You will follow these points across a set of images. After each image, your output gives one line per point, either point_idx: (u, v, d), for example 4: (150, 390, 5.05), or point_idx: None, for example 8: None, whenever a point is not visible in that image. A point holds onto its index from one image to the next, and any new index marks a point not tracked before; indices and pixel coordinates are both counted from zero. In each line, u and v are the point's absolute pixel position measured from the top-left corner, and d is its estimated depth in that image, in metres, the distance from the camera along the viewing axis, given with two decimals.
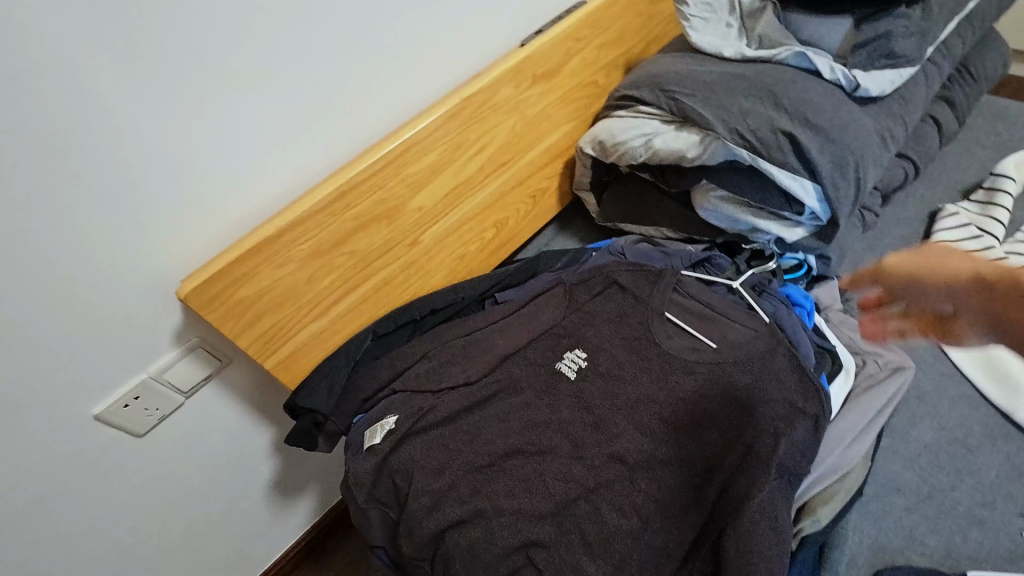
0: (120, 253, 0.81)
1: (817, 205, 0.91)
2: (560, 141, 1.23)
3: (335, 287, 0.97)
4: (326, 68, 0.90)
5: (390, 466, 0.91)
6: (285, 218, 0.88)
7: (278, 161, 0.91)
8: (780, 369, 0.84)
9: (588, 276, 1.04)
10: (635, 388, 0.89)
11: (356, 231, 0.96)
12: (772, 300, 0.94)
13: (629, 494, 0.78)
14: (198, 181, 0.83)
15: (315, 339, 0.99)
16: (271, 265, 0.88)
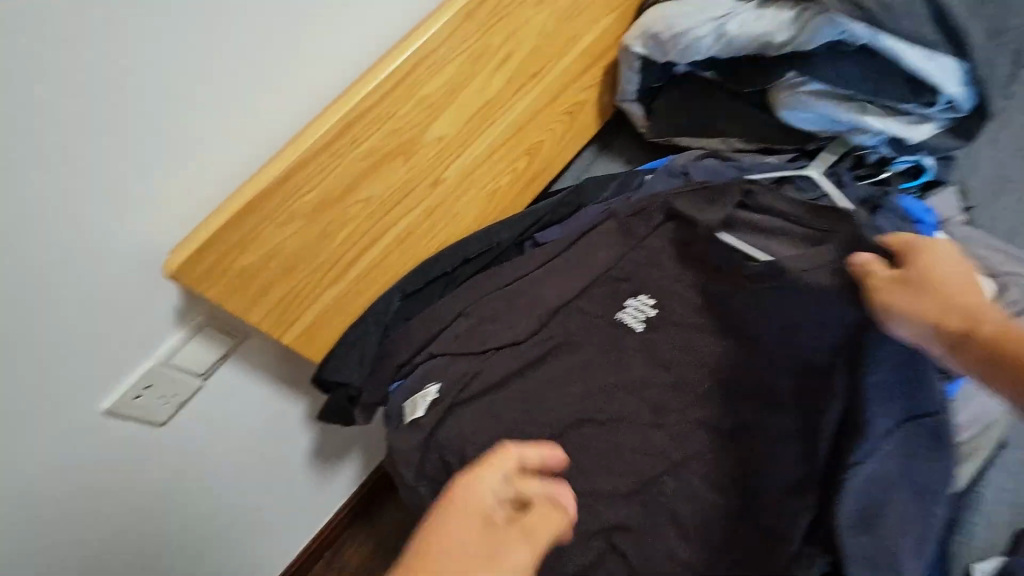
0: (96, 217, 0.66)
1: (958, 91, 0.71)
2: (601, 39, 1.00)
3: (351, 243, 0.82)
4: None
5: (437, 441, 0.80)
6: (282, 162, 0.71)
7: (273, 87, 0.73)
8: None
9: (642, 205, 0.85)
10: (722, 338, 0.75)
11: (368, 174, 0.79)
12: (890, 218, 0.75)
13: (724, 467, 0.68)
14: (176, 114, 0.67)
15: (336, 305, 0.86)
16: (271, 225, 0.73)
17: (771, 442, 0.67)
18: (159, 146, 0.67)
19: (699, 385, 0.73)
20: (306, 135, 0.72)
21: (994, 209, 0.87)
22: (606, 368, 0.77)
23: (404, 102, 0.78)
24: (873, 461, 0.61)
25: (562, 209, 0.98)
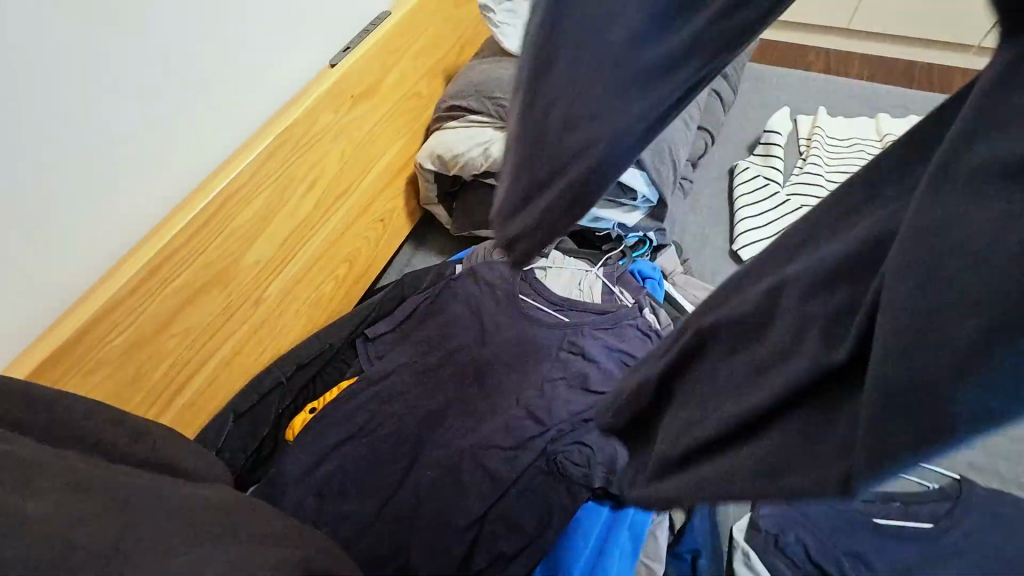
0: (50, 165, 0.67)
1: (647, 191, 0.98)
2: (398, 158, 1.17)
3: (183, 367, 0.84)
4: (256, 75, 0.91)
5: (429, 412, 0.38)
6: (159, 244, 0.76)
7: (195, 133, 0.83)
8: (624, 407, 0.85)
9: (442, 295, 1.12)
10: (533, 390, 0.92)
11: (183, 307, 0.81)
12: (627, 284, 1.01)
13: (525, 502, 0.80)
14: (115, 131, 0.73)
15: (202, 394, 0.89)
16: (106, 340, 0.73)
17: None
18: (92, 144, 0.71)
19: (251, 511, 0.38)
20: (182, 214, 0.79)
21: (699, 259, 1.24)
22: (446, 434, 0.92)
23: (212, 237, 0.83)
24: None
25: (386, 304, 1.14)
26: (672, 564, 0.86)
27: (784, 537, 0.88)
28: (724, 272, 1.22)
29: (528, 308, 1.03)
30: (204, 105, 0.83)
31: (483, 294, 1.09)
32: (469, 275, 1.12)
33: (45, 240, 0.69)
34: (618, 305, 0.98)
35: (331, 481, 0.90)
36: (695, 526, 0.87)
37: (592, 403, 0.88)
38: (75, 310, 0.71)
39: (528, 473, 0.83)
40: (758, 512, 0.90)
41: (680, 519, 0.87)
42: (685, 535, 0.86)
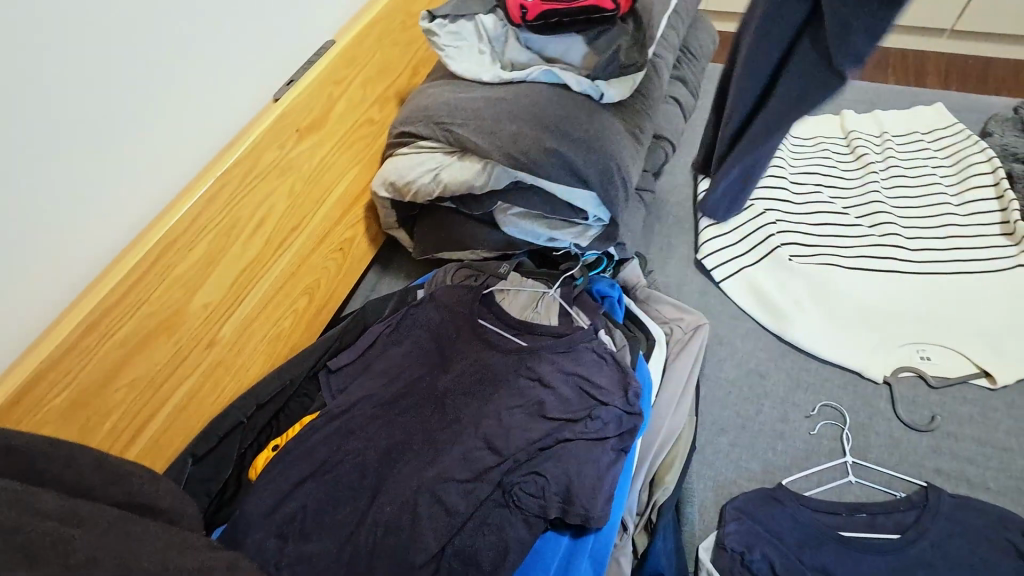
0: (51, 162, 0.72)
1: (597, 210, 0.96)
2: (352, 187, 1.15)
3: (150, 398, 0.85)
4: (209, 103, 0.91)
5: None
6: (143, 251, 0.80)
7: (181, 139, 0.87)
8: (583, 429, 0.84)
9: (403, 321, 1.11)
10: (491, 419, 0.91)
11: (145, 341, 0.82)
12: (585, 304, 1.00)
13: (484, 537, 0.79)
14: (107, 134, 0.77)
15: (168, 428, 0.89)
16: (84, 360, 0.75)
17: (596, 479, 0.81)
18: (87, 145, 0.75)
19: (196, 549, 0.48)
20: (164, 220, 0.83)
21: (664, 270, 1.23)
22: (406, 468, 0.91)
23: (154, 287, 0.82)
24: (591, 498, 0.79)
25: (348, 334, 1.13)
26: None
27: (751, 554, 0.86)
28: (689, 282, 1.21)
29: (486, 332, 1.02)
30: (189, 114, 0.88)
31: (444, 320, 1.08)
32: (429, 300, 1.11)
33: (47, 236, 0.72)
34: (574, 326, 0.96)
35: (293, 521, 0.89)
36: (659, 548, 0.86)
37: (549, 430, 0.86)
38: (66, 317, 0.74)
39: (484, 506, 0.82)
40: (725, 530, 0.89)
41: (643, 542, 0.87)
42: (650, 559, 0.85)
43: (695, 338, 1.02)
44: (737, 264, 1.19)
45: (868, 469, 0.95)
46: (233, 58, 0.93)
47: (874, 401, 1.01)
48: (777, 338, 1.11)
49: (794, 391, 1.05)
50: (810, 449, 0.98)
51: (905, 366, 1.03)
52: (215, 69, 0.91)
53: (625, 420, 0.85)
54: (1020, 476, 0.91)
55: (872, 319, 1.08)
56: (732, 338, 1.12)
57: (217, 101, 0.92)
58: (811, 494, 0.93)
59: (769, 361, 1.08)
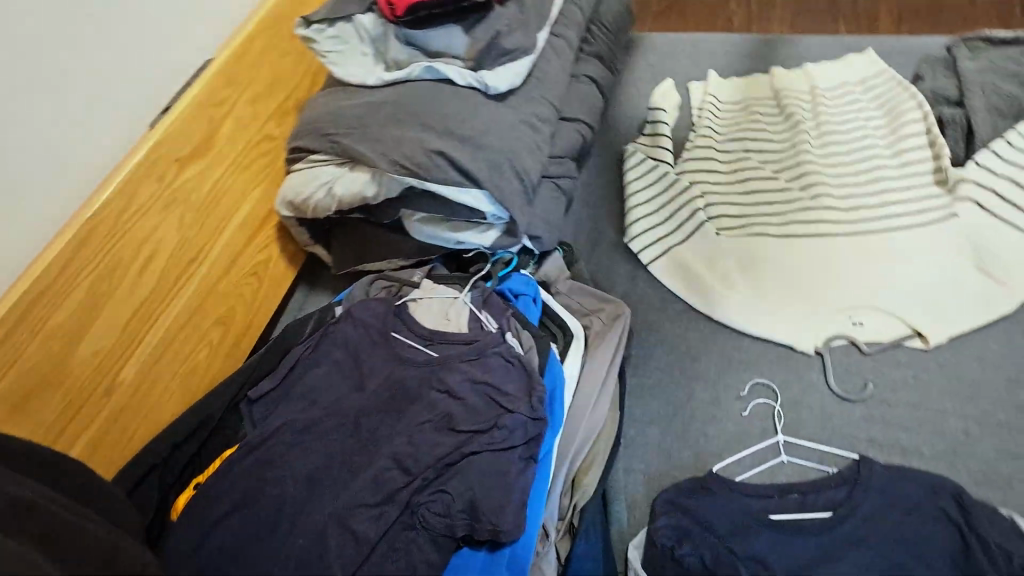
0: None
1: (492, 209, 0.92)
2: (255, 210, 1.11)
3: (69, 413, 0.85)
4: (99, 120, 0.90)
5: None
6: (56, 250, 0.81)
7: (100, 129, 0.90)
8: (489, 443, 0.81)
9: (320, 342, 1.08)
10: (402, 437, 0.88)
11: (64, 347, 0.83)
12: (495, 307, 0.97)
13: (393, 561, 0.78)
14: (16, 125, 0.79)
15: (96, 443, 0.89)
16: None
17: (503, 492, 0.77)
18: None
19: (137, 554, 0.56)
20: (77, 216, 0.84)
21: (591, 257, 1.18)
22: (322, 494, 0.88)
23: (26, 341, 0.79)
24: (499, 511, 0.76)
25: (269, 359, 1.09)
26: None
27: (680, 548, 0.83)
28: (617, 267, 1.16)
29: (399, 347, 0.99)
30: (104, 103, 0.90)
31: (359, 337, 1.04)
32: (345, 317, 1.08)
33: None
34: (482, 331, 0.93)
35: (211, 560, 0.87)
36: (582, 552, 0.83)
37: (456, 444, 0.83)
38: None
39: (392, 530, 0.80)
40: (654, 526, 0.86)
41: (565, 548, 0.84)
42: (572, 564, 0.83)
43: (615, 329, 0.98)
44: (663, 244, 1.14)
45: (801, 446, 0.91)
46: (120, 66, 0.92)
47: (806, 374, 0.97)
48: (707, 318, 1.06)
49: (725, 371, 1.00)
50: (741, 430, 0.94)
51: (836, 335, 0.98)
52: (97, 86, 0.89)
53: (531, 426, 0.82)
54: (953, 439, 0.88)
55: (801, 288, 1.04)
56: (662, 323, 1.07)
57: (109, 109, 0.91)
58: (743, 479, 0.90)
59: (700, 342, 1.04)
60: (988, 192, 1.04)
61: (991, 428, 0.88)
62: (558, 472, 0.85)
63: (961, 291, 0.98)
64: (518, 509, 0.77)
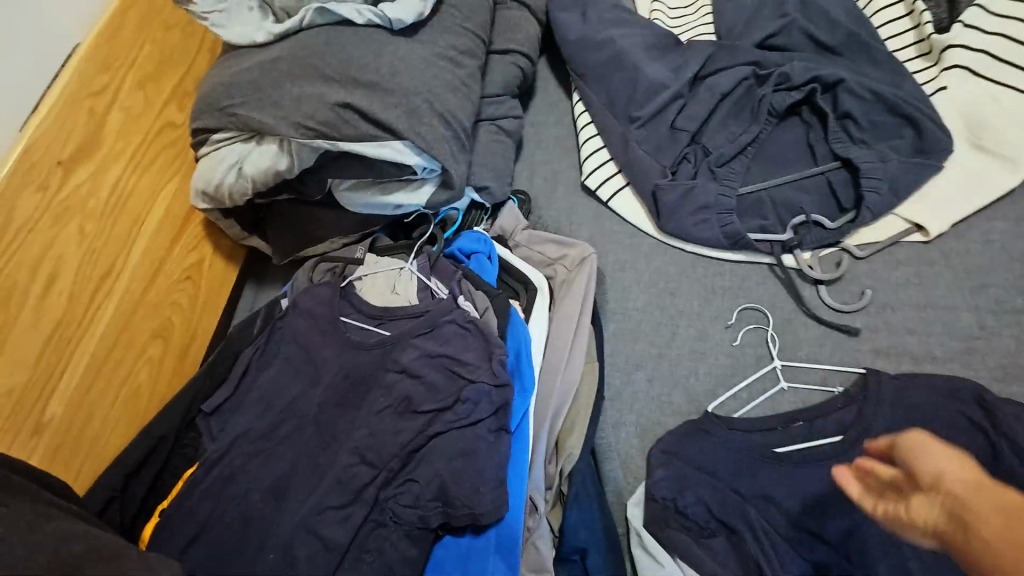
0: None
1: (420, 160, 0.81)
2: (172, 207, 1.00)
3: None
4: None
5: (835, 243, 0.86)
6: None
7: None
8: (456, 416, 0.73)
9: (268, 342, 0.99)
10: (362, 428, 0.79)
11: None
12: (445, 273, 0.87)
13: (368, 561, 0.70)
14: None
15: None
16: None
17: (474, 472, 0.70)
18: None
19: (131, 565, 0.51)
20: None
21: (551, 201, 1.07)
22: (290, 504, 0.81)
23: None
24: (473, 494, 0.69)
25: (219, 368, 0.99)
26: (563, 569, 0.76)
27: (680, 500, 0.76)
28: (580, 208, 1.05)
29: (349, 332, 0.89)
30: None
31: (308, 328, 0.95)
32: (291, 310, 0.98)
33: None
34: (433, 301, 0.84)
35: None
36: (574, 522, 0.75)
37: (420, 428, 0.75)
38: None
39: (362, 532, 0.72)
40: (652, 481, 0.78)
41: (557, 519, 0.77)
42: (567, 535, 0.76)
43: (581, 273, 0.88)
44: (624, 176, 1.03)
45: (802, 370, 0.83)
46: None
47: (798, 289, 0.87)
48: (681, 249, 0.96)
49: (711, 302, 0.90)
50: (735, 362, 0.85)
51: (826, 244, 0.88)
52: None
53: (497, 395, 0.73)
54: (967, 335, 0.79)
55: (783, 196, 0.92)
56: (636, 261, 0.97)
57: None
58: (741, 415, 0.81)
59: (678, 275, 0.94)
60: (978, 55, 0.92)
61: (1008, 317, 0.79)
62: (538, 437, 0.77)
63: (955, 170, 0.87)
64: (493, 486, 0.69)
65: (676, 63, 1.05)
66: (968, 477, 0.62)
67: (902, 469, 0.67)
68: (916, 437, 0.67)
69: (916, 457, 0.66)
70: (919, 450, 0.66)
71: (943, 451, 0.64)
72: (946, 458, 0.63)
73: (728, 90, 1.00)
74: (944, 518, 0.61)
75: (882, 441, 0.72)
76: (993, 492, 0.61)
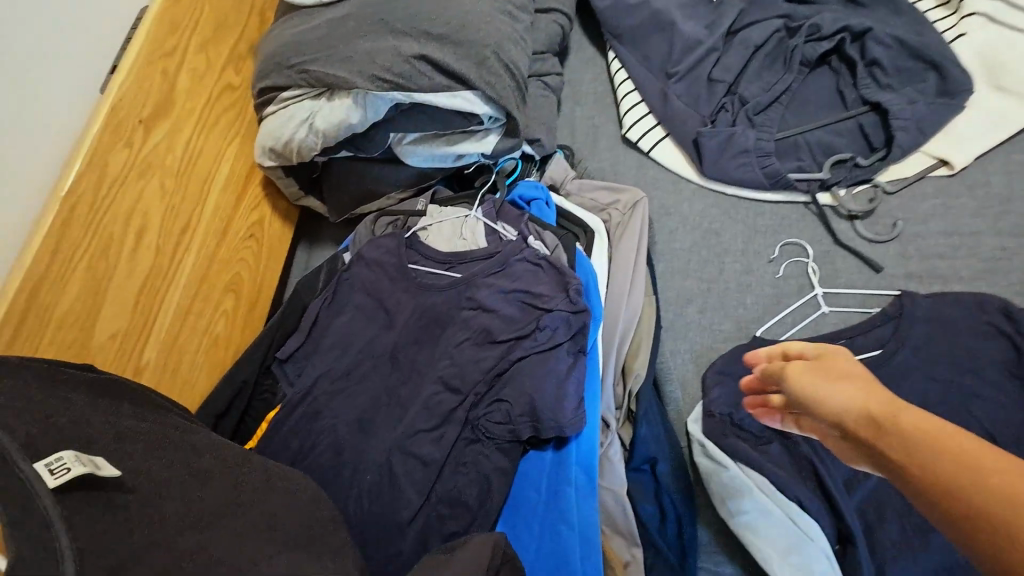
0: None
1: (489, 110, 0.87)
2: (236, 167, 1.04)
3: None
4: (46, 96, 0.81)
5: (865, 181, 0.95)
6: (44, 243, 0.76)
7: (51, 105, 0.82)
8: (537, 341, 0.80)
9: (334, 292, 1.04)
10: (444, 359, 0.86)
11: (77, 341, 0.79)
12: (510, 217, 0.93)
13: (465, 473, 0.78)
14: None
15: None
16: None
17: (558, 388, 0.77)
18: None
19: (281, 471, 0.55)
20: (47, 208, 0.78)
21: (594, 155, 1.13)
22: (378, 433, 0.87)
23: (41, 334, 0.75)
24: (559, 408, 0.76)
25: (289, 318, 1.04)
26: (634, 478, 0.84)
27: (737, 413, 0.84)
28: (622, 160, 1.12)
29: (420, 277, 0.95)
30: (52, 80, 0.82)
31: (376, 275, 1.01)
32: (355, 261, 1.04)
33: None
34: (503, 243, 0.90)
35: None
36: (645, 435, 0.83)
37: (502, 354, 0.82)
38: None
39: (457, 447, 0.80)
40: (709, 398, 0.86)
41: (628, 434, 0.85)
42: (637, 447, 0.83)
43: (635, 215, 0.95)
44: (664, 127, 1.09)
45: (841, 295, 0.90)
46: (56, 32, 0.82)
47: (834, 224, 0.95)
48: (722, 194, 1.03)
49: (754, 239, 0.98)
50: (778, 292, 0.93)
51: (859, 182, 0.95)
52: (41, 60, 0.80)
53: (575, 320, 0.80)
54: (991, 257, 0.87)
55: (817, 138, 0.99)
56: (680, 205, 1.04)
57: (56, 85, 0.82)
58: (788, 338, 0.89)
59: (721, 216, 1.01)
60: (996, 2, 0.99)
61: None
62: (608, 361, 0.85)
63: (975, 108, 0.95)
64: (575, 401, 0.76)
65: (710, 20, 1.11)
66: (870, 395, 0.56)
67: (804, 413, 0.63)
68: (806, 380, 0.62)
69: (815, 403, 0.61)
70: (816, 394, 0.60)
71: (847, 381, 0.59)
72: (843, 399, 0.57)
73: (762, 43, 1.06)
74: (851, 443, 0.57)
75: (772, 367, 0.69)
76: (892, 419, 0.52)
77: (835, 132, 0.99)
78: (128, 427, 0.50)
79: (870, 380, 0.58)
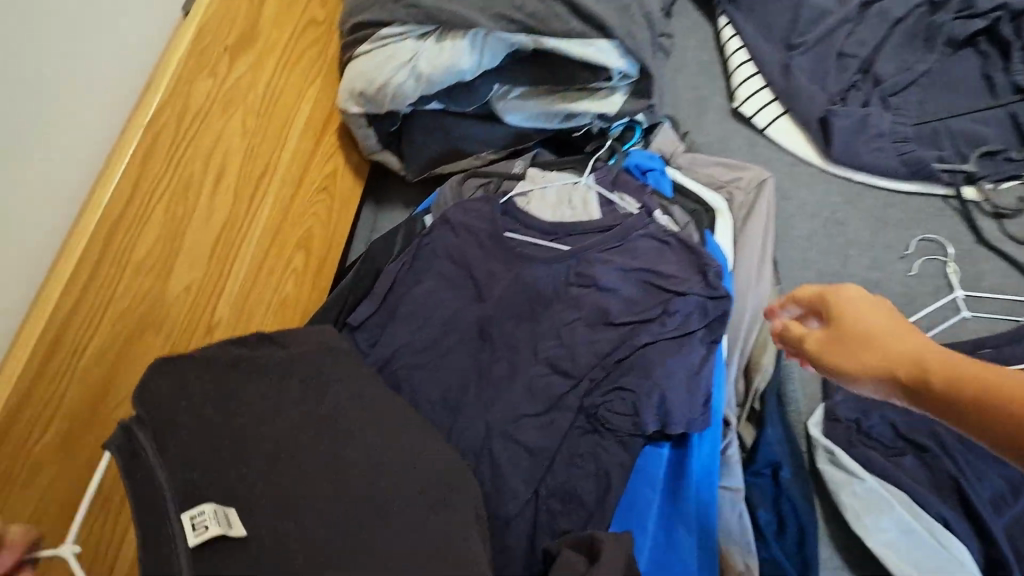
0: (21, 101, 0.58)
1: (624, 64, 0.78)
2: (315, 112, 0.94)
3: None
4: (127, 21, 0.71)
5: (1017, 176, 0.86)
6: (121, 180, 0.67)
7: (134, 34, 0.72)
8: (666, 326, 0.72)
9: (413, 257, 0.88)
10: (551, 339, 0.78)
11: (151, 292, 0.70)
12: (628, 187, 0.85)
13: (580, 465, 0.71)
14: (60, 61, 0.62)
15: None
16: (90, 320, 0.64)
17: (691, 380, 0.70)
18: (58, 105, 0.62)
19: (434, 454, 0.54)
20: (125, 140, 0.69)
21: (701, 128, 1.04)
22: None
23: (115, 278, 0.67)
24: (690, 402, 0.69)
25: (363, 282, 0.93)
26: (752, 483, 0.77)
27: (867, 420, 0.77)
28: (733, 136, 1.02)
29: (520, 247, 0.84)
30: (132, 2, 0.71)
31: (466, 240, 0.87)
32: (438, 224, 0.91)
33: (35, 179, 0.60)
34: (622, 215, 0.82)
35: None
36: (769, 437, 0.76)
37: (621, 339, 0.74)
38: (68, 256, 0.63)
39: (570, 436, 0.72)
40: (836, 402, 0.79)
41: (750, 435, 0.78)
42: (760, 450, 0.76)
43: (760, 198, 0.87)
44: (782, 104, 0.99)
45: (984, 301, 0.83)
46: None
47: (975, 221, 0.87)
48: (847, 181, 0.94)
49: (883, 232, 0.90)
50: (911, 291, 0.85)
51: (1009, 177, 0.87)
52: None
53: (712, 307, 0.73)
54: None
55: (962, 126, 0.90)
56: (799, 190, 0.95)
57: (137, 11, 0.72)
58: None
59: (846, 205, 0.93)
60: None
61: None
62: (735, 352, 0.77)
63: None
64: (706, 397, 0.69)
65: None
66: (904, 364, 0.45)
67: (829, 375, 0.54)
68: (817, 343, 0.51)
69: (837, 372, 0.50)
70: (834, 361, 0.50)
71: (867, 352, 0.47)
72: (866, 370, 0.47)
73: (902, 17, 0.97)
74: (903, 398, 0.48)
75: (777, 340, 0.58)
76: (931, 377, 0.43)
77: (983, 121, 0.90)
78: (265, 435, 0.48)
79: (883, 327, 0.48)
